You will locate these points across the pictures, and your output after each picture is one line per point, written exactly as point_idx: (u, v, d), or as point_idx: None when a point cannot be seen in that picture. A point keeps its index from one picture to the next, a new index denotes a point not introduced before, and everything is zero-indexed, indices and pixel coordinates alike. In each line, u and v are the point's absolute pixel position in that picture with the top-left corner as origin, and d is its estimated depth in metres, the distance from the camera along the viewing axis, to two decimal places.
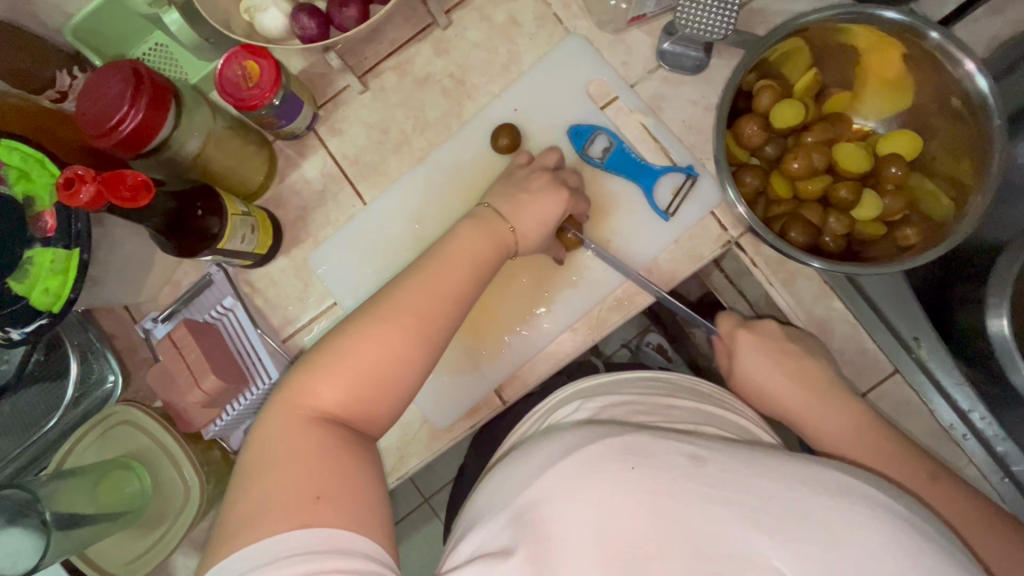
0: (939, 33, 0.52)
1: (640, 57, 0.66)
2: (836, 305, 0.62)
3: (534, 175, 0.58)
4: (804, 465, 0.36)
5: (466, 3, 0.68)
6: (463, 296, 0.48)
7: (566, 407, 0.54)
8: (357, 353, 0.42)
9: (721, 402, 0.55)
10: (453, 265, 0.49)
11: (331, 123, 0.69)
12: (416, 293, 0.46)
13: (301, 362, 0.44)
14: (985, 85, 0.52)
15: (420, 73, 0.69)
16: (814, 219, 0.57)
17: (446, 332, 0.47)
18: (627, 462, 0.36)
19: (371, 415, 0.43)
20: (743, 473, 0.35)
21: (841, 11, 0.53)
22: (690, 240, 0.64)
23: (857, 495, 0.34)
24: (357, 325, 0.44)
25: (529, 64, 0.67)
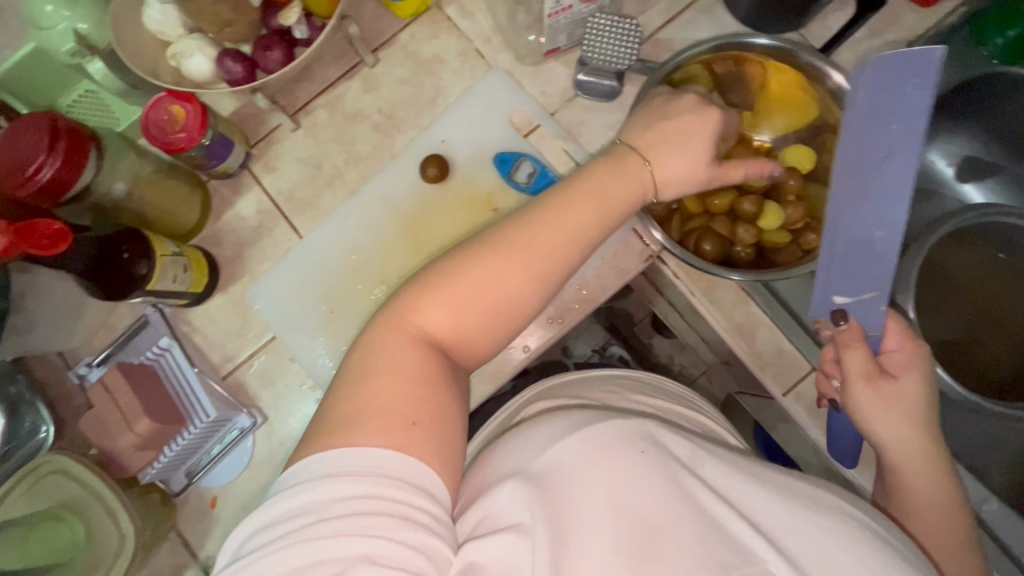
0: (806, 53, 0.60)
1: (558, 87, 0.70)
2: (754, 310, 0.66)
3: (672, 99, 0.52)
4: (794, 479, 0.40)
5: (391, 42, 0.71)
6: (588, 241, 0.46)
7: (536, 404, 0.55)
8: (473, 287, 0.41)
9: (689, 402, 0.58)
10: (585, 204, 0.46)
11: (264, 160, 0.71)
12: (547, 231, 0.44)
13: (414, 281, 0.42)
14: None
15: (351, 108, 0.71)
16: (724, 231, 0.61)
17: (557, 280, 0.45)
18: (639, 446, 0.38)
19: (472, 349, 0.42)
20: (739, 480, 0.39)
21: (719, 42, 0.60)
22: (615, 256, 0.67)
23: (847, 515, 0.37)
24: (471, 253, 0.43)
25: (454, 97, 0.71)
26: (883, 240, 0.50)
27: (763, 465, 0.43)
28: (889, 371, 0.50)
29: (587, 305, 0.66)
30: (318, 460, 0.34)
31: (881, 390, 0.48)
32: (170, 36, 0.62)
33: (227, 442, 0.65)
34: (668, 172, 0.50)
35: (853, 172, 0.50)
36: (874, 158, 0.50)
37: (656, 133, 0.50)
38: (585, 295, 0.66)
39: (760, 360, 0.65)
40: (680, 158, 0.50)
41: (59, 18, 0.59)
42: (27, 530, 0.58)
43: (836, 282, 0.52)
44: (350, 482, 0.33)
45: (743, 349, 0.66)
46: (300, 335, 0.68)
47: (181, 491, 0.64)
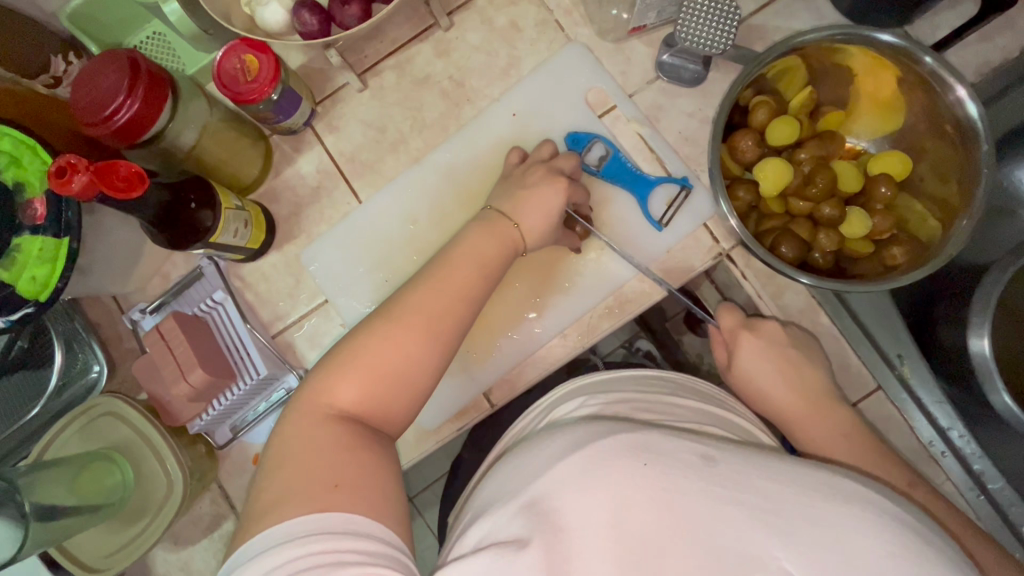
0: (932, 58, 0.53)
1: (638, 68, 0.66)
2: (822, 320, 0.63)
3: (530, 170, 0.59)
4: (816, 471, 0.38)
5: (469, 5, 0.68)
6: (470, 295, 0.50)
7: (567, 404, 0.54)
8: (375, 354, 0.45)
9: (722, 403, 0.56)
10: (460, 264, 0.51)
11: (328, 119, 0.69)
12: (425, 295, 0.48)
13: (323, 362, 0.46)
14: (976, 112, 0.53)
15: (420, 73, 0.69)
16: (805, 236, 0.58)
17: (456, 334, 0.48)
18: (641, 457, 0.37)
19: (390, 412, 0.45)
20: (752, 475, 0.37)
21: (837, 32, 0.54)
22: (682, 251, 0.64)
23: (874, 505, 0.35)
24: (367, 322, 0.47)
25: (528, 69, 0.68)
26: None
27: (786, 457, 0.40)
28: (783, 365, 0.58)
29: (648, 298, 0.64)
30: (257, 538, 0.36)
31: (727, 374, 0.61)
32: None
33: (273, 402, 0.65)
34: (530, 228, 0.56)
35: None
36: None
37: (516, 200, 0.56)
38: (646, 289, 0.64)
39: None
40: (538, 212, 0.56)
41: None
42: (77, 468, 0.58)
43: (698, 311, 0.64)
44: (322, 535, 0.35)
45: None
46: (352, 301, 0.67)
47: (225, 445, 0.64)
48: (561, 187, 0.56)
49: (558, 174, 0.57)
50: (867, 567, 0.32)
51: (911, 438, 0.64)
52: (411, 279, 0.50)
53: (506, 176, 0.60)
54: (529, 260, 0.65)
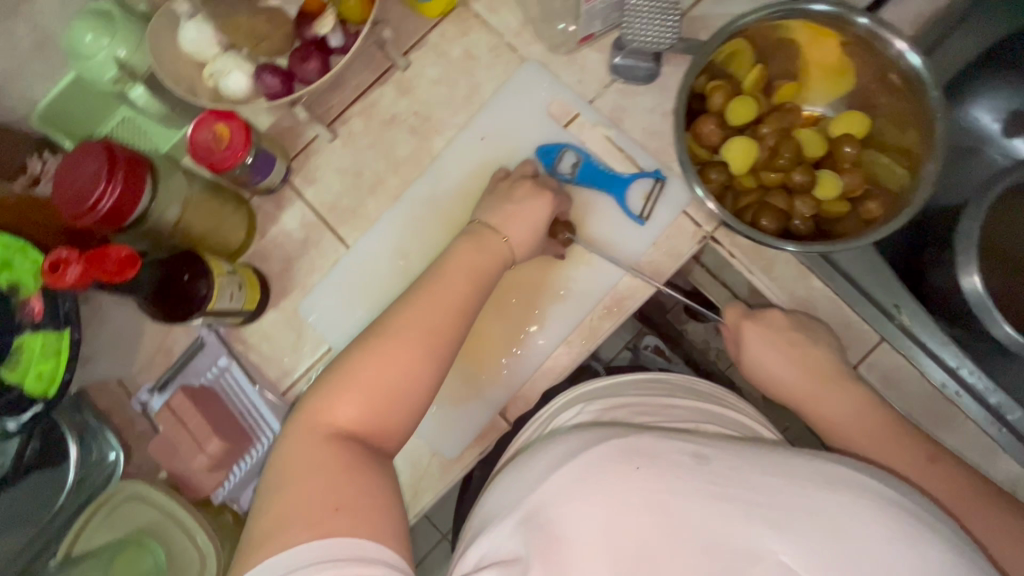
0: (866, 19, 0.56)
1: (594, 74, 0.69)
2: (815, 284, 0.65)
3: (516, 185, 0.60)
4: (811, 460, 0.39)
5: (422, 43, 0.71)
6: (465, 309, 0.51)
7: (567, 411, 0.56)
8: (376, 370, 0.45)
9: (717, 400, 0.57)
10: (453, 277, 0.51)
11: (305, 173, 0.70)
12: (421, 309, 0.49)
13: (321, 380, 0.46)
14: (918, 61, 0.56)
15: (386, 114, 0.71)
16: (781, 205, 0.60)
17: (453, 346, 0.49)
18: (633, 462, 0.38)
19: (392, 426, 0.46)
20: (745, 470, 0.38)
21: (774, 10, 0.57)
22: (668, 241, 0.66)
23: (869, 494, 0.36)
24: (361, 342, 0.47)
25: (489, 93, 0.70)
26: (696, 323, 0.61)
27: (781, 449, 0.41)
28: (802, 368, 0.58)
29: (643, 291, 0.65)
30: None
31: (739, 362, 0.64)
32: (206, 56, 0.61)
33: None
34: (518, 240, 0.57)
35: None
36: None
37: (504, 212, 0.57)
38: (638, 284, 0.65)
39: None
40: (524, 223, 0.57)
41: (100, 47, 0.59)
42: (110, 558, 0.60)
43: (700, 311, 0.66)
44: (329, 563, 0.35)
45: None
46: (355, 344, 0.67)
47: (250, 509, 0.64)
48: (548, 199, 0.58)
49: (542, 188, 0.59)
50: (865, 554, 0.33)
51: (920, 385, 0.64)
52: (403, 295, 0.51)
53: (490, 193, 0.62)
54: (521, 273, 0.66)
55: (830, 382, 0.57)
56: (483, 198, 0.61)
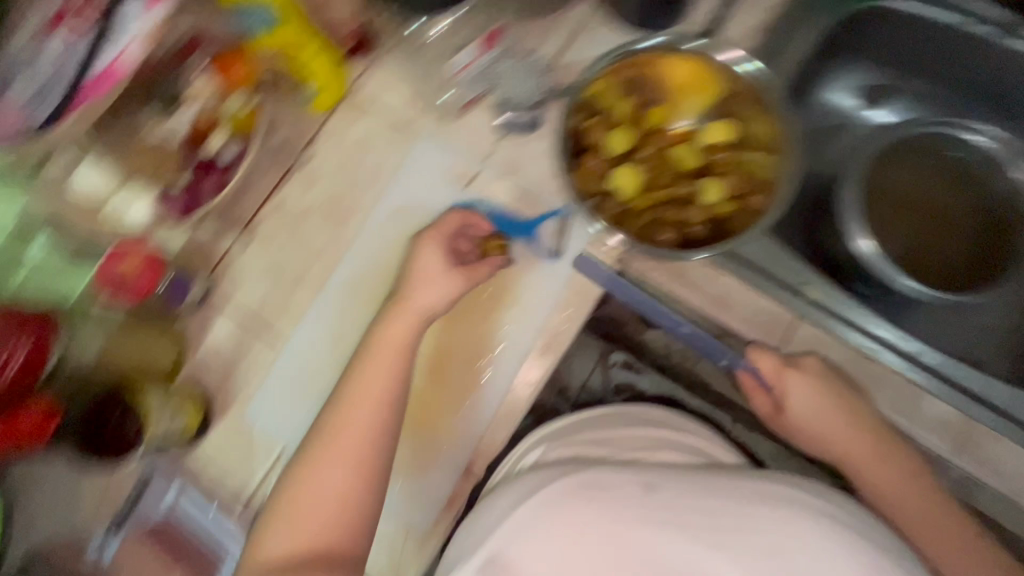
0: (698, 42, 0.64)
1: (484, 131, 0.73)
2: (727, 280, 0.69)
3: (426, 256, 0.64)
4: (756, 482, 0.51)
5: (318, 135, 0.74)
6: (378, 409, 0.57)
7: (533, 451, 0.68)
8: (307, 491, 0.54)
9: (675, 427, 0.71)
10: (364, 387, 0.58)
11: (227, 282, 0.71)
12: (337, 426, 0.56)
13: (267, 508, 0.56)
14: (753, 66, 0.64)
15: (296, 209, 0.73)
16: (677, 216, 0.66)
17: (374, 449, 0.56)
18: (586, 495, 0.50)
19: (340, 533, 0.54)
20: (690, 495, 0.49)
21: (620, 51, 0.64)
22: (585, 270, 0.69)
23: (806, 506, 0.49)
24: (301, 470, 0.55)
25: (391, 170, 0.73)
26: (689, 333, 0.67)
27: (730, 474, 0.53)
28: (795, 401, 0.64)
29: (572, 323, 0.68)
30: None
31: (780, 420, 0.67)
32: (103, 195, 0.63)
33: None
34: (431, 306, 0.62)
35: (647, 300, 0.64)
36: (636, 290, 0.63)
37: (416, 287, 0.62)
38: (567, 317, 0.68)
39: (746, 323, 0.69)
40: (434, 291, 0.62)
41: None
42: None
43: (713, 354, 0.68)
44: None
45: (728, 317, 0.69)
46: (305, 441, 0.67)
47: None
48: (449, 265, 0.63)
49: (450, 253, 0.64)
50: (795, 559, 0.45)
51: (844, 350, 0.67)
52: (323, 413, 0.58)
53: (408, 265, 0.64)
54: (454, 333, 0.69)
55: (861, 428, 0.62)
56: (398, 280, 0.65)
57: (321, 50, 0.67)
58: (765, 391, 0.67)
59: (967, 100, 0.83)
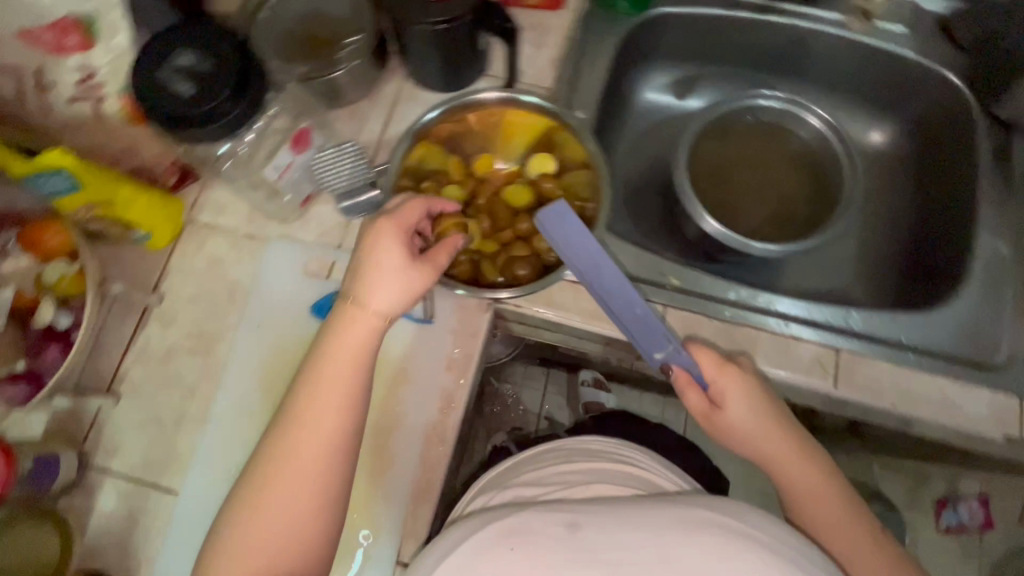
0: (480, 94, 0.69)
1: (331, 222, 0.75)
2: (594, 293, 0.72)
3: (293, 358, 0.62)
4: (676, 507, 0.54)
5: (167, 272, 0.73)
6: (346, 413, 0.53)
7: (470, 500, 0.70)
8: (269, 513, 0.50)
9: (611, 457, 0.70)
10: (325, 388, 0.53)
11: (102, 448, 0.67)
12: (302, 435, 0.51)
13: (220, 532, 0.51)
14: (533, 99, 0.70)
15: (160, 351, 0.71)
16: (527, 251, 0.69)
17: (341, 460, 0.52)
18: (508, 544, 0.52)
19: (301, 553, 0.50)
20: (611, 531, 0.52)
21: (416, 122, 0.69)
22: (461, 324, 0.71)
23: (720, 529, 0.51)
24: (263, 480, 0.51)
25: (249, 284, 0.73)
26: (642, 313, 0.66)
27: (660, 500, 0.55)
28: (721, 403, 0.64)
29: (462, 379, 0.69)
30: None
31: (715, 421, 0.64)
32: None
33: None
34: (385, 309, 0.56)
35: (595, 276, 0.66)
36: (589, 266, 0.65)
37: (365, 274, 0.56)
38: (455, 374, 0.69)
39: None
40: (386, 292, 0.56)
41: None
42: None
43: (648, 347, 0.67)
44: None
45: (607, 327, 0.71)
46: None
47: None
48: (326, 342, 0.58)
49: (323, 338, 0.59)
50: None
51: (714, 324, 0.71)
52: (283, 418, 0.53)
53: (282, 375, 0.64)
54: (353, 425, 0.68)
55: (783, 433, 0.62)
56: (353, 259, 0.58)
57: (141, 193, 0.67)
58: (701, 390, 0.65)
59: (759, 75, 0.96)
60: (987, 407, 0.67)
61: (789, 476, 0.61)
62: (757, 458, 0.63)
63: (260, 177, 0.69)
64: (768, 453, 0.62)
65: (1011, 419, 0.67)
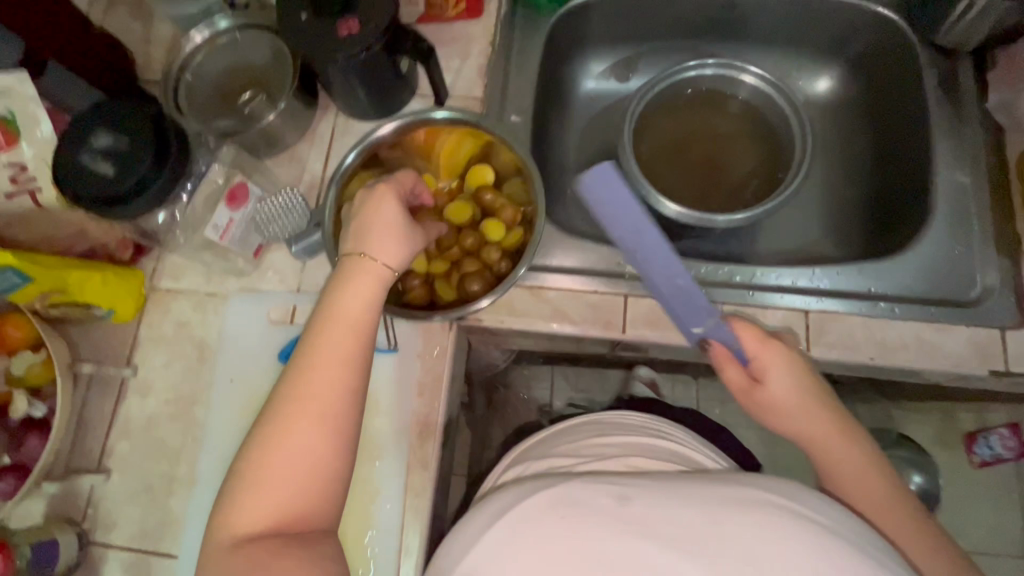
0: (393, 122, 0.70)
1: (287, 267, 0.75)
2: (552, 294, 0.72)
3: None
4: (739, 487, 0.46)
5: (137, 342, 0.74)
6: (356, 360, 0.50)
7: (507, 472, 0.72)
8: (278, 459, 0.46)
9: (645, 431, 0.71)
10: (334, 332, 0.51)
11: (100, 524, 0.69)
12: (312, 380, 0.48)
13: (226, 490, 0.47)
14: (443, 113, 0.70)
15: (142, 421, 0.72)
16: (477, 265, 0.69)
17: (355, 408, 0.49)
18: (559, 512, 0.46)
19: (310, 509, 0.46)
20: (665, 505, 0.45)
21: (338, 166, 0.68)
22: (426, 347, 0.71)
23: (787, 511, 0.44)
24: (273, 434, 0.47)
25: (217, 341, 0.74)
26: (685, 283, 0.62)
27: (711, 479, 0.48)
28: (759, 377, 0.61)
29: (435, 402, 0.69)
30: None
31: (756, 397, 0.61)
32: None
33: None
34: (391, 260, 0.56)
35: (632, 251, 0.61)
36: (628, 237, 0.59)
37: (359, 231, 0.57)
38: (427, 398, 0.69)
39: (587, 324, 0.71)
40: (389, 241, 0.56)
41: None
42: None
43: (687, 321, 0.65)
44: None
45: (570, 325, 0.71)
46: None
47: None
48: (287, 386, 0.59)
49: None
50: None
51: None
52: (291, 363, 0.50)
53: None
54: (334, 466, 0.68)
55: (825, 414, 0.57)
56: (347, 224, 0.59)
57: (97, 274, 0.68)
58: (740, 365, 0.62)
59: (699, 43, 0.94)
60: (966, 344, 0.66)
61: (832, 463, 0.56)
62: (798, 439, 0.59)
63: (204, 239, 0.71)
64: (809, 435, 0.57)
65: (993, 352, 0.65)
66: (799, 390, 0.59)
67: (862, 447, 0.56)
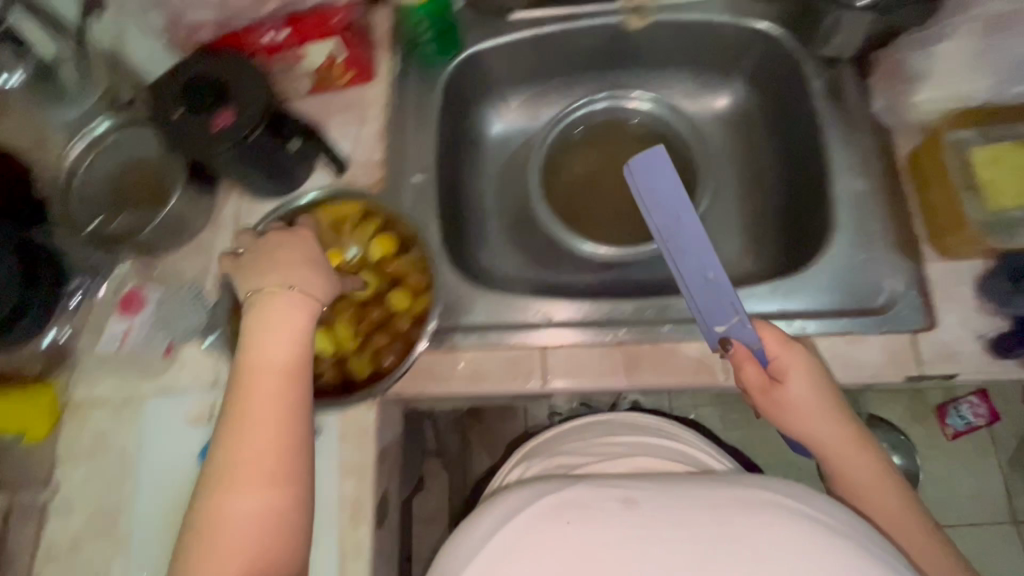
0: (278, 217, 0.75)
1: (200, 363, 0.72)
2: (471, 355, 0.71)
3: None
4: (748, 487, 0.49)
5: (54, 463, 0.71)
6: (287, 406, 0.52)
7: (511, 472, 0.78)
8: (229, 515, 0.47)
9: (655, 430, 0.77)
10: (264, 382, 0.53)
11: None
12: (250, 432, 0.50)
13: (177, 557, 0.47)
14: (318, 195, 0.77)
15: (64, 546, 0.68)
16: (387, 337, 0.73)
17: (299, 452, 0.51)
18: (565, 517, 0.48)
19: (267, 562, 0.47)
20: (668, 505, 0.48)
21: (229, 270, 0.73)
22: (351, 428, 0.68)
23: (790, 509, 0.47)
24: (218, 488, 0.48)
25: (133, 450, 0.70)
26: (717, 278, 0.63)
27: (717, 479, 0.51)
28: (779, 378, 0.62)
29: (365, 484, 0.67)
30: None
31: (772, 397, 0.62)
32: None
33: None
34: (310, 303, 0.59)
35: (667, 241, 0.64)
36: (669, 222, 0.64)
37: (281, 271, 0.60)
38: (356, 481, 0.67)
39: (509, 381, 0.70)
40: (309, 288, 0.59)
41: None
42: None
43: (709, 320, 0.65)
44: None
45: (493, 384, 0.70)
46: None
47: None
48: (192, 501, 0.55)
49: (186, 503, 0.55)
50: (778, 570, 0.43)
51: (594, 348, 0.71)
52: (224, 420, 0.51)
53: None
54: None
55: (842, 423, 0.60)
56: (244, 260, 0.62)
57: None
58: (759, 366, 0.63)
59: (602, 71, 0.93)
60: (883, 354, 0.66)
61: (849, 471, 0.58)
62: (812, 445, 0.60)
63: (106, 350, 0.73)
64: (828, 443, 0.59)
65: (903, 361, 0.65)
66: (819, 397, 0.60)
67: (876, 458, 0.58)
